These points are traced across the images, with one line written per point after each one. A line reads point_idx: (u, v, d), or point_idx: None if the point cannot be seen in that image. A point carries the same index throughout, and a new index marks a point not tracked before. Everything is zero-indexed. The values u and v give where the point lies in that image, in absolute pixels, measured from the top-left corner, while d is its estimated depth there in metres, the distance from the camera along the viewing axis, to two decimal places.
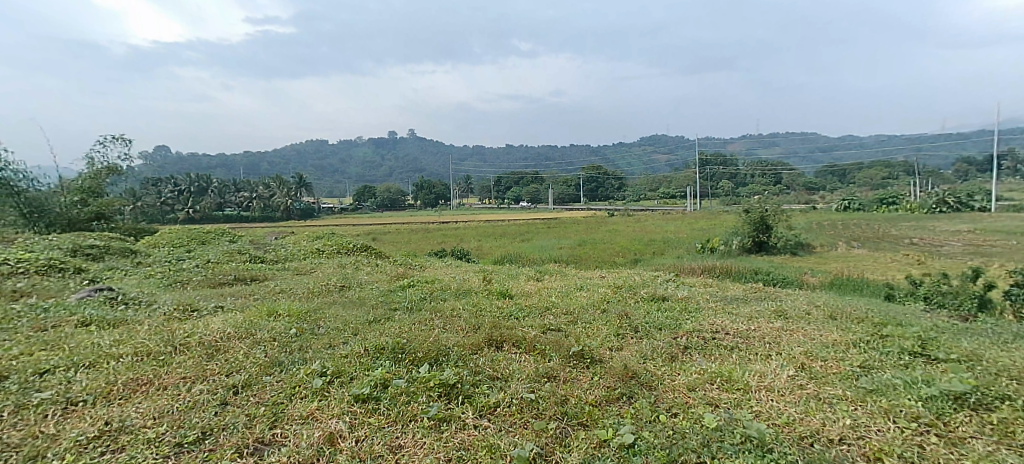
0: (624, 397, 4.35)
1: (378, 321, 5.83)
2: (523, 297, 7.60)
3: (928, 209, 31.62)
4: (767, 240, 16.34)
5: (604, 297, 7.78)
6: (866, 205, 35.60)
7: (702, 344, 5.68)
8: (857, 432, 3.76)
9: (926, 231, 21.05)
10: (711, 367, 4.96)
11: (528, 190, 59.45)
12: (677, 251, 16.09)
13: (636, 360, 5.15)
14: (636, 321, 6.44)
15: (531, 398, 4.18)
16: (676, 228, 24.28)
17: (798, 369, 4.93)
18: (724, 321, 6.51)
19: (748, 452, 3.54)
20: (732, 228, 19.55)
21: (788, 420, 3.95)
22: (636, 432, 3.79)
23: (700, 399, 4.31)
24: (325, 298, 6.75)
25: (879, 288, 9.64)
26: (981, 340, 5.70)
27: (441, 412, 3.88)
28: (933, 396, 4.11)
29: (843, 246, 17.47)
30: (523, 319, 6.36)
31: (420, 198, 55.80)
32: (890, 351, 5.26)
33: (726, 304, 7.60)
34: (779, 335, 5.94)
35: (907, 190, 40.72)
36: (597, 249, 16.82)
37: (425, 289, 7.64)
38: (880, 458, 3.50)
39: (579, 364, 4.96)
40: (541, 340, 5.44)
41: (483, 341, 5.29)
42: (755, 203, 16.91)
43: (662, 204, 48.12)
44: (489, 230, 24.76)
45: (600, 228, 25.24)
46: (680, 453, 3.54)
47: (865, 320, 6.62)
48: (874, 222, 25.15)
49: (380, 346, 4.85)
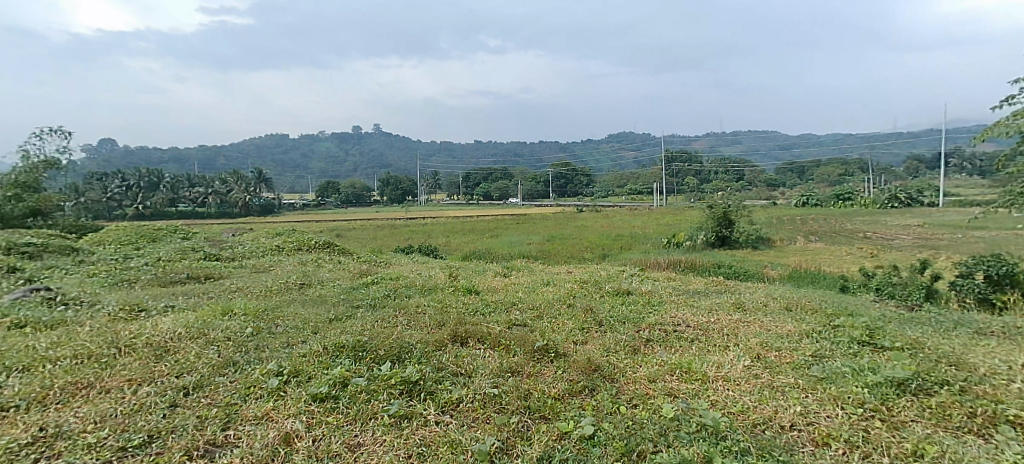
0: (586, 389, 4.40)
1: (340, 319, 5.73)
2: (490, 292, 7.60)
3: (881, 204, 33.12)
4: (729, 235, 16.86)
5: (571, 292, 7.85)
6: (823, 201, 36.90)
7: (664, 336, 5.80)
8: (807, 419, 3.90)
9: (879, 225, 21.96)
10: (671, 359, 5.07)
11: (496, 185, 59.42)
12: (644, 247, 16.33)
13: (599, 353, 5.21)
14: (601, 315, 6.53)
15: (494, 393, 4.19)
16: (642, 223, 24.68)
17: (755, 359, 5.08)
18: (685, 314, 6.66)
19: (703, 440, 3.63)
20: (696, 223, 20.11)
21: (742, 409, 4.07)
22: (596, 424, 3.85)
23: (660, 390, 4.40)
24: (283, 296, 6.60)
25: (834, 280, 10.01)
26: (925, 329, 5.99)
27: (402, 409, 3.85)
28: (877, 383, 4.29)
29: (802, 240, 18.05)
30: (488, 315, 6.37)
31: (387, 194, 55.26)
32: (840, 341, 5.48)
33: (688, 297, 7.79)
34: (737, 327, 6.12)
35: (862, 187, 42.43)
36: (565, 244, 17.02)
37: (389, 286, 7.55)
38: (827, 443, 3.64)
39: (543, 358, 5.00)
40: (506, 336, 5.45)
41: (447, 337, 5.27)
42: (719, 199, 17.39)
43: (629, 200, 48.83)
44: (457, 226, 24.69)
45: (568, 224, 25.50)
46: (638, 443, 3.60)
47: (819, 311, 6.88)
48: (832, 217, 26.15)
49: (340, 344, 4.78)
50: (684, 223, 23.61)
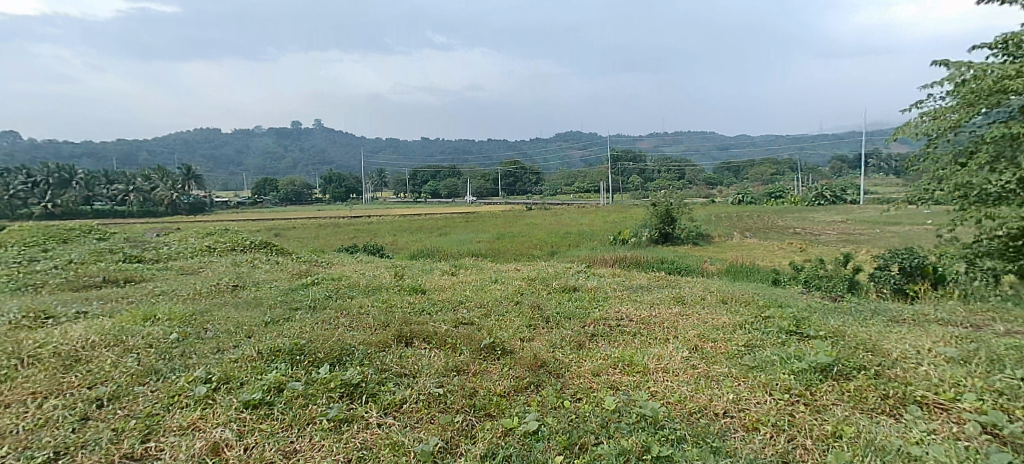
0: (532, 385, 4.43)
1: (276, 322, 5.52)
2: (436, 291, 7.52)
3: (809, 201, 35.11)
4: (672, 232, 17.43)
5: (518, 289, 7.87)
6: (758, 198, 38.68)
7: (608, 331, 5.91)
8: (738, 406, 4.08)
9: (808, 222, 23.21)
10: (614, 352, 5.18)
11: (443, 183, 58.92)
12: (590, 244, 16.60)
13: (545, 349, 5.25)
14: (548, 312, 6.59)
15: (439, 393, 4.15)
16: (589, 221, 25.10)
17: (692, 350, 5.25)
18: (628, 309, 6.81)
19: (642, 430, 3.72)
20: (640, 220, 20.65)
21: (680, 398, 4.21)
22: (540, 419, 3.88)
23: (603, 383, 4.49)
24: (213, 300, 6.30)
25: (767, 274, 10.52)
26: (846, 318, 6.39)
27: (342, 413, 3.75)
28: (803, 369, 4.54)
29: (739, 236, 18.86)
30: (434, 314, 6.30)
31: (328, 192, 53.77)
32: (771, 331, 5.76)
33: (631, 292, 7.99)
34: (676, 320, 6.32)
35: (792, 185, 44.77)
36: (514, 242, 17.10)
37: (330, 286, 7.34)
38: (757, 427, 3.81)
39: (489, 356, 4.98)
40: (452, 335, 5.40)
41: (391, 338, 5.17)
42: (662, 197, 17.93)
43: (576, 198, 49.54)
44: (404, 225, 24.32)
45: (516, 222, 25.63)
46: (580, 436, 3.66)
47: (752, 303, 7.22)
48: (765, 214, 27.46)
49: (276, 348, 4.60)
50: (629, 220, 24.20)
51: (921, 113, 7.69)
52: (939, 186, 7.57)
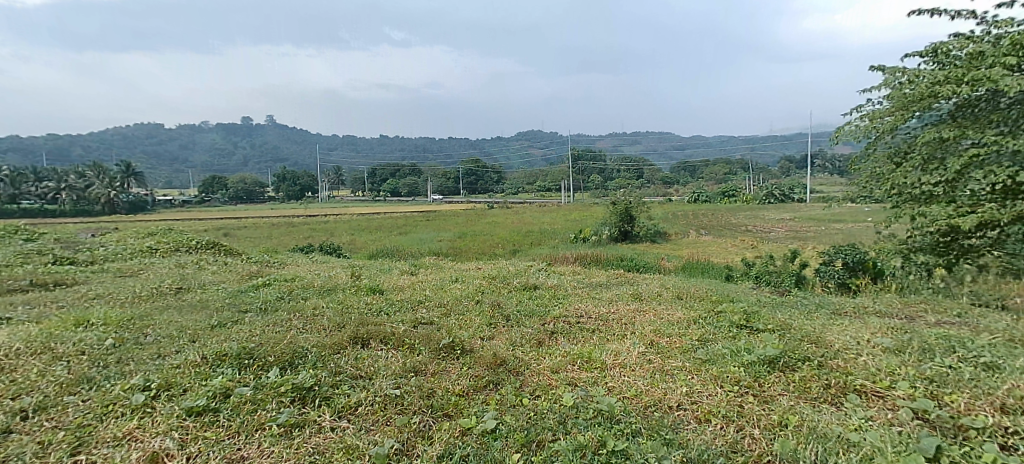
0: (491, 384, 4.41)
1: (224, 325, 5.32)
2: (394, 291, 7.40)
3: (760, 200, 36.39)
4: (631, 230, 17.74)
5: (478, 288, 7.84)
6: (712, 197, 39.77)
7: (568, 328, 5.94)
8: (691, 398, 4.17)
9: (760, 220, 24.01)
10: (573, 349, 5.21)
11: (402, 182, 58.16)
12: (552, 242, 16.68)
13: (505, 348, 5.24)
14: (508, 310, 6.58)
15: (396, 395, 4.08)
16: (549, 219, 25.24)
17: (649, 346, 5.34)
18: (587, 306, 6.88)
19: (599, 425, 3.76)
20: (601, 218, 20.93)
21: (636, 393, 4.28)
22: (498, 417, 3.87)
23: (562, 380, 4.51)
24: (154, 303, 6.01)
25: (721, 270, 10.83)
26: (793, 311, 6.64)
27: (293, 418, 3.64)
28: (752, 362, 4.68)
29: (694, 234, 19.33)
30: (393, 314, 6.19)
31: (282, 190, 52.26)
32: (723, 325, 5.92)
33: (590, 290, 8.07)
34: (634, 316, 6.42)
35: (745, 184, 46.24)
36: (476, 241, 17.04)
37: (283, 287, 7.13)
38: (708, 419, 3.91)
39: (448, 356, 4.93)
40: (410, 335, 5.32)
41: (347, 340, 5.05)
42: (621, 196, 18.21)
43: (538, 197, 49.77)
44: (362, 224, 23.87)
45: (477, 221, 25.55)
46: (537, 433, 3.67)
47: (705, 298, 7.41)
48: (719, 213, 28.28)
49: (222, 353, 4.43)
50: (589, 218, 24.49)
51: (860, 115, 8.06)
52: (878, 185, 7.94)
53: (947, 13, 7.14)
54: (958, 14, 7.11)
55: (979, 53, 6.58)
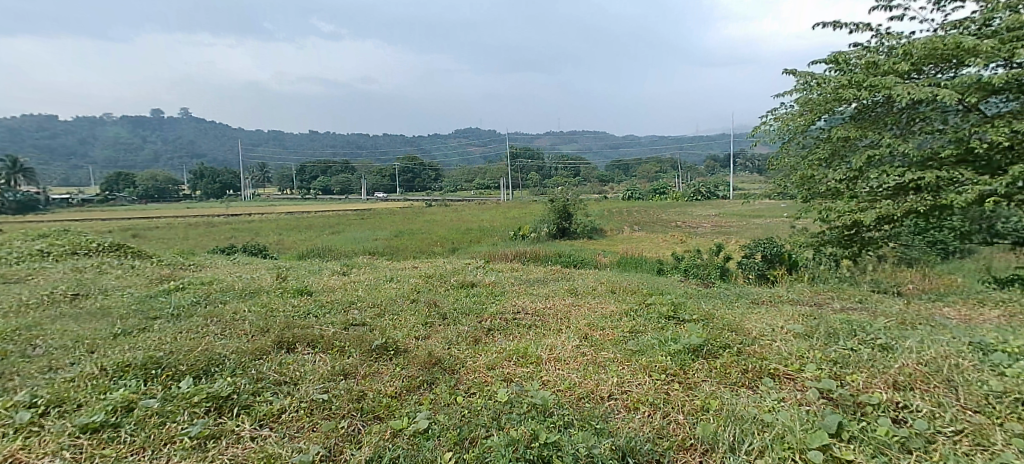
0: (425, 384, 4.33)
1: (128, 333, 4.95)
2: (325, 292, 7.15)
3: (689, 197, 38.00)
4: (569, 227, 18.08)
5: (414, 287, 7.71)
6: (644, 194, 41.09)
7: (504, 324, 5.94)
8: (622, 388, 4.27)
9: (688, 215, 25.01)
10: (509, 345, 5.21)
11: (335, 179, 56.40)
12: (491, 239, 16.65)
13: (440, 346, 5.17)
14: (444, 308, 6.51)
15: (323, 399, 3.92)
16: (488, 217, 25.24)
17: (583, 339, 5.43)
18: (524, 302, 6.91)
19: (533, 418, 3.77)
20: (540, 215, 21.14)
21: (569, 385, 4.33)
22: (431, 417, 3.81)
23: (497, 376, 4.50)
24: (47, 312, 5.50)
25: (652, 264, 11.20)
26: (717, 302, 6.97)
27: (207, 429, 3.43)
28: (679, 350, 4.86)
29: (628, 230, 19.89)
30: (322, 316, 5.97)
31: (201, 188, 49.32)
32: (653, 316, 6.11)
33: (528, 286, 8.13)
34: (569, 310, 6.53)
35: (674, 182, 48.06)
36: (414, 239, 16.80)
37: (200, 291, 6.73)
38: (637, 407, 4.02)
39: (381, 357, 4.80)
40: (340, 336, 5.13)
41: (271, 344, 4.81)
42: (559, 193, 18.51)
43: (475, 194, 49.67)
44: (290, 223, 22.91)
45: (415, 219, 25.21)
46: (470, 431, 3.64)
47: (637, 291, 7.64)
48: (651, 209, 29.32)
49: (125, 363, 4.11)
50: (528, 216, 24.70)
51: (774, 117, 8.55)
52: (792, 183, 8.45)
53: (847, 27, 7.68)
54: (856, 27, 7.67)
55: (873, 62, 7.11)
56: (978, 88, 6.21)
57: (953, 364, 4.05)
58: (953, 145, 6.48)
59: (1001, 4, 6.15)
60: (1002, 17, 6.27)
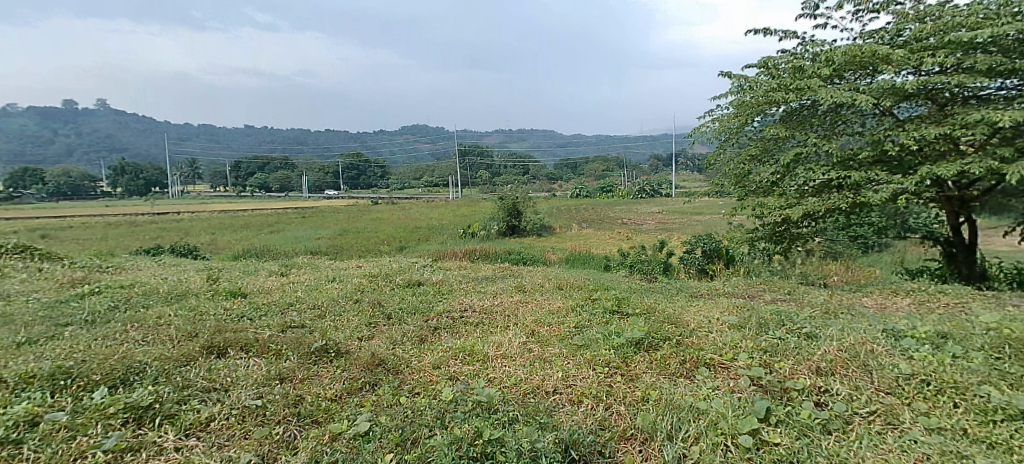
0: (367, 386, 4.22)
1: (33, 342, 4.58)
2: (261, 294, 6.86)
3: (635, 195, 38.93)
4: (518, 224, 18.16)
5: (358, 287, 7.52)
6: (592, 192, 41.76)
7: (451, 323, 5.89)
8: (567, 382, 4.31)
9: (633, 213, 25.60)
10: (455, 343, 5.16)
11: (275, 176, 54.33)
12: (439, 238, 16.47)
13: (384, 347, 5.06)
14: (389, 308, 6.38)
15: (257, 405, 3.75)
16: (437, 215, 24.98)
17: (529, 335, 5.45)
18: (471, 300, 6.87)
19: (477, 416, 3.75)
20: (489, 213, 21.12)
21: (515, 381, 4.33)
22: (373, 419, 3.72)
23: (442, 375, 4.45)
24: None
25: (599, 260, 11.39)
26: (660, 296, 7.15)
27: (123, 442, 3.24)
28: (622, 344, 4.96)
29: (577, 227, 20.16)
30: (257, 319, 5.73)
31: (127, 185, 46.32)
32: (598, 311, 6.22)
33: (476, 284, 8.09)
34: (516, 307, 6.54)
35: (620, 180, 49.15)
36: (359, 238, 16.41)
37: (119, 295, 6.30)
38: (581, 400, 4.07)
39: (321, 359, 4.64)
40: (277, 339, 4.92)
41: (199, 349, 4.56)
42: (508, 191, 18.54)
43: (423, 192, 49.03)
44: (225, 222, 21.85)
45: (360, 217, 24.62)
46: (413, 431, 3.57)
47: (583, 287, 7.74)
48: (598, 207, 29.86)
49: (28, 375, 3.81)
50: (476, 213, 24.63)
51: (711, 117, 8.86)
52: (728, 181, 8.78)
53: (776, 33, 8.05)
54: (785, 34, 8.05)
55: (799, 68, 7.48)
56: (891, 93, 6.63)
57: (869, 349, 4.31)
58: (871, 146, 6.92)
59: (910, 16, 6.63)
60: (912, 27, 6.72)
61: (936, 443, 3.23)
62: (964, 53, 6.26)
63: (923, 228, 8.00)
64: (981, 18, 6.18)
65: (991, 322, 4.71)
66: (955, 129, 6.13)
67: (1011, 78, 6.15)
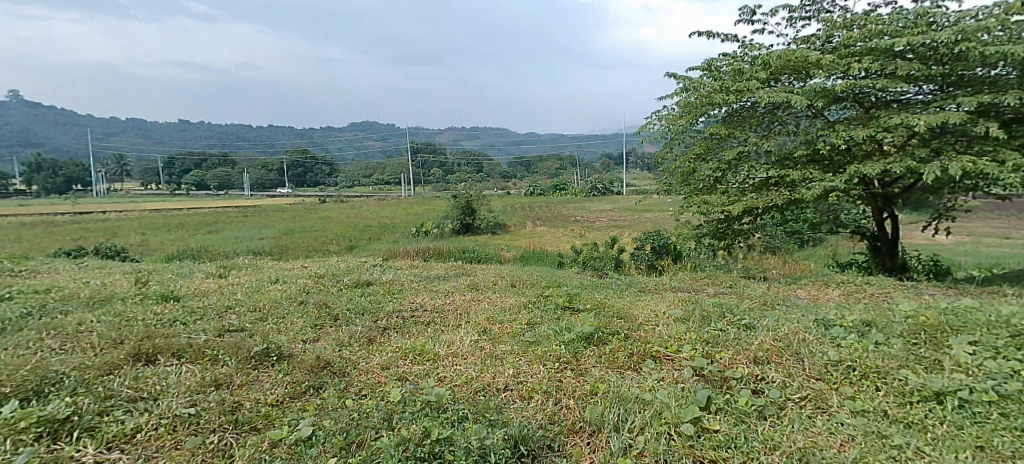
0: (311, 389, 4.09)
1: None
2: (197, 297, 6.54)
3: (587, 192, 39.50)
4: (472, 222, 18.09)
5: (304, 288, 7.29)
6: (545, 190, 42.09)
7: (401, 323, 5.80)
8: (518, 379, 4.31)
9: (585, 211, 25.98)
10: (406, 344, 5.07)
11: (215, 173, 51.98)
12: (391, 236, 16.20)
13: (331, 349, 4.92)
14: (336, 309, 6.22)
15: (190, 413, 3.58)
16: (388, 213, 24.57)
17: (481, 333, 5.43)
18: (423, 299, 6.79)
19: (426, 415, 3.70)
20: (443, 212, 20.95)
21: (466, 380, 4.30)
22: (316, 423, 3.61)
23: (391, 376, 4.37)
24: None
25: (552, 257, 11.48)
26: (610, 291, 7.28)
27: (36, 459, 3.03)
28: (572, 339, 5.01)
29: (530, 225, 20.28)
30: (192, 323, 5.46)
31: (49, 183, 43.21)
32: (550, 307, 6.27)
33: (428, 283, 7.98)
34: (469, 305, 6.51)
35: (573, 178, 49.77)
36: (306, 237, 15.92)
37: (36, 301, 5.87)
38: (531, 396, 4.08)
39: (262, 363, 4.46)
40: (213, 344, 4.70)
41: (126, 357, 4.31)
42: (461, 188, 18.44)
43: (374, 190, 48.13)
44: (161, 222, 20.74)
45: (307, 216, 23.88)
46: (358, 434, 3.48)
47: (535, 284, 7.77)
48: (552, 205, 30.13)
49: None
50: (430, 212, 24.36)
51: (657, 117, 9.07)
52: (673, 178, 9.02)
53: (718, 36, 8.32)
54: (726, 37, 8.33)
55: (739, 71, 7.75)
56: (823, 96, 6.97)
57: (802, 339, 4.52)
58: (805, 145, 7.26)
59: (838, 24, 6.98)
60: (840, 34, 7.08)
61: (860, 425, 3.42)
62: (886, 59, 6.65)
63: (852, 223, 8.48)
64: (900, 27, 6.57)
65: (910, 310, 5.03)
66: (879, 130, 6.50)
67: (927, 83, 6.58)
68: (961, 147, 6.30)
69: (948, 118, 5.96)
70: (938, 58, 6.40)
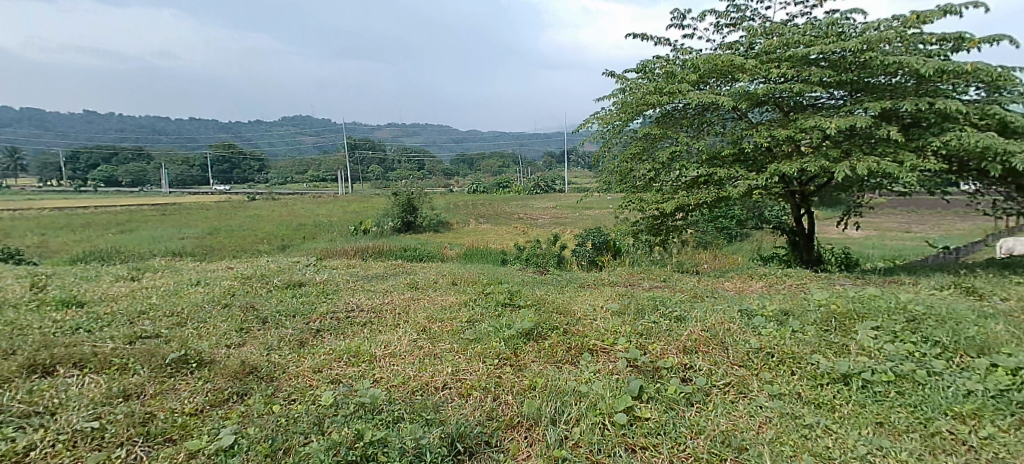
0: (236, 396, 3.89)
1: None
2: (106, 303, 6.07)
3: (529, 190, 39.79)
4: (413, 220, 17.82)
5: (229, 290, 6.91)
6: (488, 187, 42.06)
7: (336, 324, 5.62)
8: (456, 377, 4.27)
9: (528, 208, 26.18)
10: (341, 345, 4.92)
11: (132, 169, 48.60)
12: (327, 235, 15.68)
13: (259, 353, 4.70)
14: (265, 312, 5.94)
15: (94, 427, 3.33)
16: (325, 211, 23.78)
17: (420, 332, 5.35)
18: (359, 299, 6.61)
19: (359, 417, 3.60)
20: (383, 210, 20.51)
21: (403, 380, 4.21)
22: (239, 430, 3.44)
23: (324, 378, 4.22)
24: None
25: (495, 255, 11.48)
26: (549, 287, 7.35)
27: None
28: (512, 336, 5.02)
29: (474, 222, 20.19)
30: (100, 331, 5.06)
31: None
32: (490, 304, 6.26)
33: (365, 283, 7.77)
34: (407, 304, 6.39)
35: (515, 176, 50.04)
36: (233, 237, 15.14)
37: None
38: (469, 393, 4.05)
39: (182, 371, 4.21)
40: (123, 352, 4.38)
41: (18, 370, 3.94)
42: (402, 186, 18.11)
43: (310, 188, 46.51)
44: (69, 221, 19.14)
45: (237, 214, 22.74)
46: (285, 440, 3.34)
47: (476, 282, 7.73)
48: (495, 202, 30.14)
49: None
50: (369, 210, 23.82)
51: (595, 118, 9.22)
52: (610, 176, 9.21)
53: (652, 39, 8.56)
54: (659, 40, 8.58)
55: (670, 73, 8.01)
56: (747, 98, 7.30)
57: (727, 329, 4.73)
58: (732, 145, 7.59)
59: (759, 31, 7.32)
60: (761, 41, 7.44)
61: (777, 407, 3.62)
62: (801, 66, 7.04)
63: (774, 219, 8.95)
64: (813, 36, 6.97)
65: (823, 299, 5.38)
66: (796, 131, 6.89)
67: (838, 89, 7.03)
68: (867, 148, 6.78)
69: (855, 121, 6.40)
70: (847, 66, 6.85)
